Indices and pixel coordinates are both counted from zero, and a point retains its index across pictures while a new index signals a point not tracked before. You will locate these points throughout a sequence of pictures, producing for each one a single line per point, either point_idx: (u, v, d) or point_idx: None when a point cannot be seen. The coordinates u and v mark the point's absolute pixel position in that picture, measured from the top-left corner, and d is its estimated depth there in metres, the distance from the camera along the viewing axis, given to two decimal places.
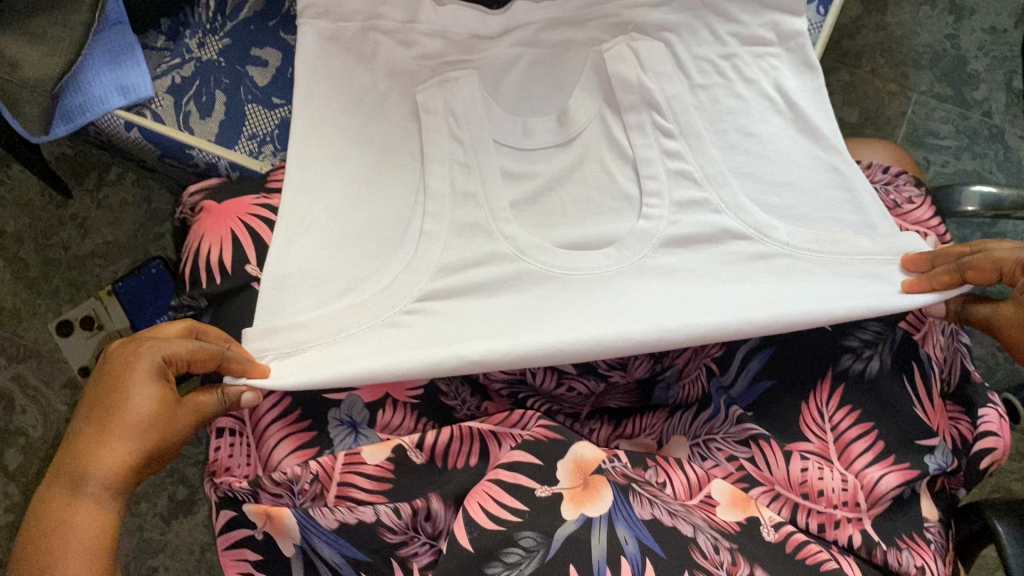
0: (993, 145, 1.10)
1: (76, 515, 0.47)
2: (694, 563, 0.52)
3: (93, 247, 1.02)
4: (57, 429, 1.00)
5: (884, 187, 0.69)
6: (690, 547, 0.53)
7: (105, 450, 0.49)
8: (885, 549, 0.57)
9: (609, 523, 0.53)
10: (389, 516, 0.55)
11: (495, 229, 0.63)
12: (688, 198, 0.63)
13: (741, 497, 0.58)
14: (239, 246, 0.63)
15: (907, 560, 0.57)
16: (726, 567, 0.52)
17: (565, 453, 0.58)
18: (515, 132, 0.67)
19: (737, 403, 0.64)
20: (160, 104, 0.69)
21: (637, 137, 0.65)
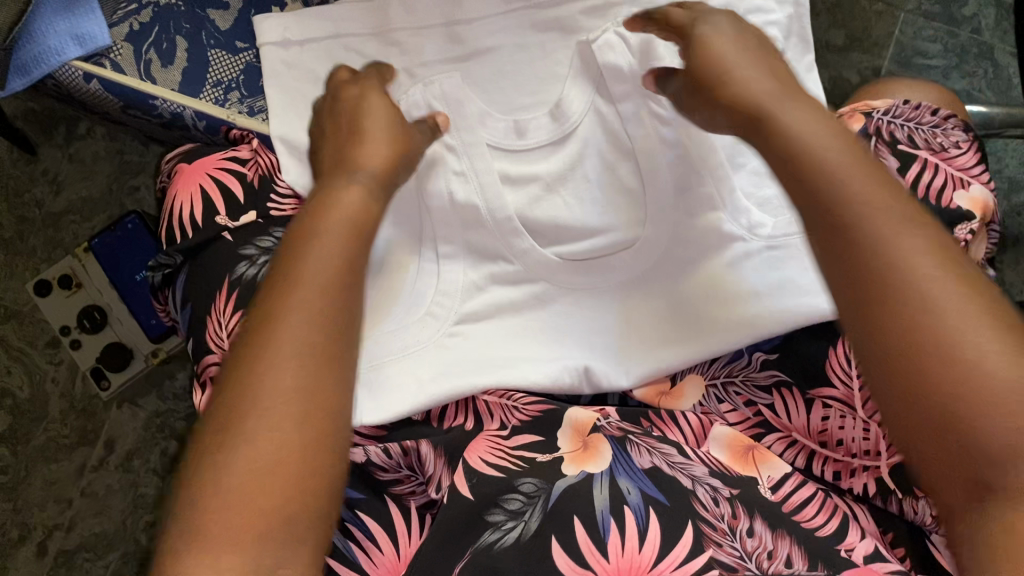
0: (982, 62, 1.11)
1: (304, 271, 0.45)
2: (697, 517, 0.48)
3: (67, 203, 1.08)
4: (41, 389, 1.06)
5: (931, 130, 0.64)
6: (690, 500, 0.49)
7: (308, 263, 0.45)
8: (900, 498, 0.54)
9: (610, 476, 0.50)
10: (379, 455, 0.56)
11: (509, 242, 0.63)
12: (689, 188, 0.61)
13: (740, 450, 0.57)
14: (209, 199, 0.62)
15: (924, 510, 0.53)
16: (726, 520, 0.49)
17: (563, 421, 0.57)
18: (505, 134, 0.65)
19: (760, 349, 0.61)
20: (119, 53, 0.66)
21: (634, 128, 0.62)
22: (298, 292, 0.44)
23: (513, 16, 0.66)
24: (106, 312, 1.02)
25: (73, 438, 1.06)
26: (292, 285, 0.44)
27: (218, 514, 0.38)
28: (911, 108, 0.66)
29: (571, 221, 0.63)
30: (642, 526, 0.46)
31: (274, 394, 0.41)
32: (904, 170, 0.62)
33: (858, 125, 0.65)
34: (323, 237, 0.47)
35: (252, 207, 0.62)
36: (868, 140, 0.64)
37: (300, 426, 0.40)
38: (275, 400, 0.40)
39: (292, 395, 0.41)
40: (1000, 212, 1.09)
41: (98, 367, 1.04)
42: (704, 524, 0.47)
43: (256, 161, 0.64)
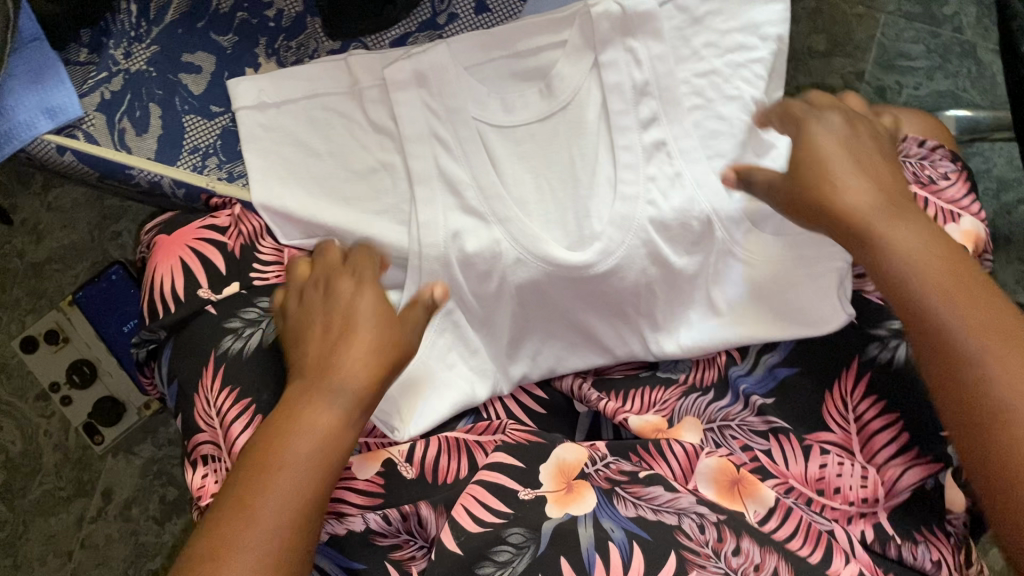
0: (966, 62, 1.10)
1: (304, 420, 0.48)
2: (680, 545, 0.49)
3: (50, 252, 1.07)
4: (33, 443, 1.05)
5: (919, 163, 0.63)
6: (676, 533, 0.50)
7: (321, 417, 0.49)
8: (899, 544, 0.55)
9: (593, 517, 0.51)
10: (379, 522, 0.54)
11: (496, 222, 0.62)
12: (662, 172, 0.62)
13: (727, 488, 0.56)
14: (191, 272, 0.60)
15: (923, 555, 0.55)
16: (711, 545, 0.50)
17: (548, 458, 0.56)
18: (494, 110, 0.64)
19: (755, 392, 0.62)
20: (91, 123, 0.64)
21: (616, 100, 0.63)
22: (299, 439, 0.48)
23: (492, 64, 0.64)
24: (95, 365, 1.01)
25: (70, 490, 1.05)
26: (275, 437, 0.48)
27: None
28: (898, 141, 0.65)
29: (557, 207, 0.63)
30: (627, 557, 0.48)
31: (298, 453, 0.47)
32: None
33: None
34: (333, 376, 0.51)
35: (236, 278, 0.60)
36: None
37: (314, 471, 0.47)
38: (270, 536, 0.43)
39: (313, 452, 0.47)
40: (989, 212, 1.08)
41: (90, 422, 1.03)
42: (687, 551, 0.49)
43: (237, 229, 0.62)
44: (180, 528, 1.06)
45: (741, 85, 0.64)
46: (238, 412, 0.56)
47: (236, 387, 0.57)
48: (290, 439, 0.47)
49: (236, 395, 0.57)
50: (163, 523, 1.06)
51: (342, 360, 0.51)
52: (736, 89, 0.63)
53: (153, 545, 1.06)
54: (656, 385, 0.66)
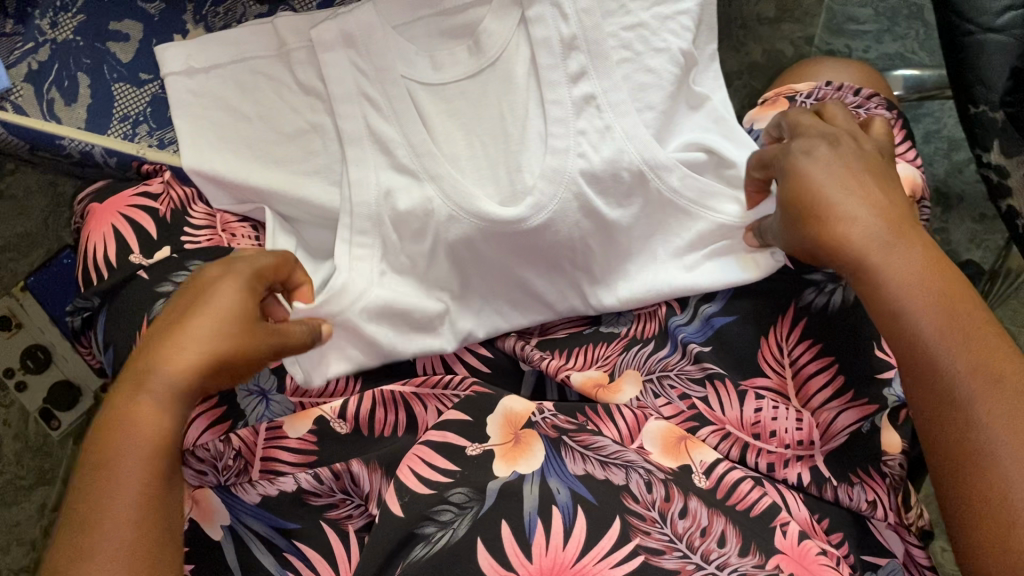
0: (914, 24, 1.11)
1: (129, 428, 0.44)
2: (625, 509, 0.49)
3: (3, 241, 1.06)
4: None
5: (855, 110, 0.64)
6: (622, 495, 0.50)
7: (143, 421, 0.44)
8: (835, 485, 0.54)
9: (541, 476, 0.51)
10: (311, 482, 0.53)
11: (424, 173, 0.62)
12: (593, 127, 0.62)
13: (673, 442, 0.56)
14: (122, 237, 0.60)
15: (859, 495, 0.54)
16: (658, 507, 0.50)
17: (495, 408, 0.57)
18: (423, 67, 0.64)
19: (692, 340, 0.61)
20: (19, 95, 0.63)
21: (544, 56, 0.62)
22: (127, 452, 0.43)
23: (421, 24, 0.65)
24: (50, 350, 1.00)
25: (31, 479, 1.05)
26: (103, 458, 0.43)
27: None
28: (834, 90, 0.66)
29: (491, 164, 0.63)
30: (568, 524, 0.48)
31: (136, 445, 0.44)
32: None
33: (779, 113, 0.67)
34: (159, 374, 0.45)
35: (167, 243, 0.60)
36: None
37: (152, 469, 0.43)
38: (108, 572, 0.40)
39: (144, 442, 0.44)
40: (942, 171, 1.09)
41: (45, 408, 1.03)
42: (633, 516, 0.49)
43: (169, 195, 0.62)
44: None
45: (669, 37, 0.64)
46: None
47: None
48: (116, 460, 0.43)
49: None
50: None
51: (173, 358, 0.45)
52: (663, 41, 0.64)
53: None
54: (599, 341, 0.65)
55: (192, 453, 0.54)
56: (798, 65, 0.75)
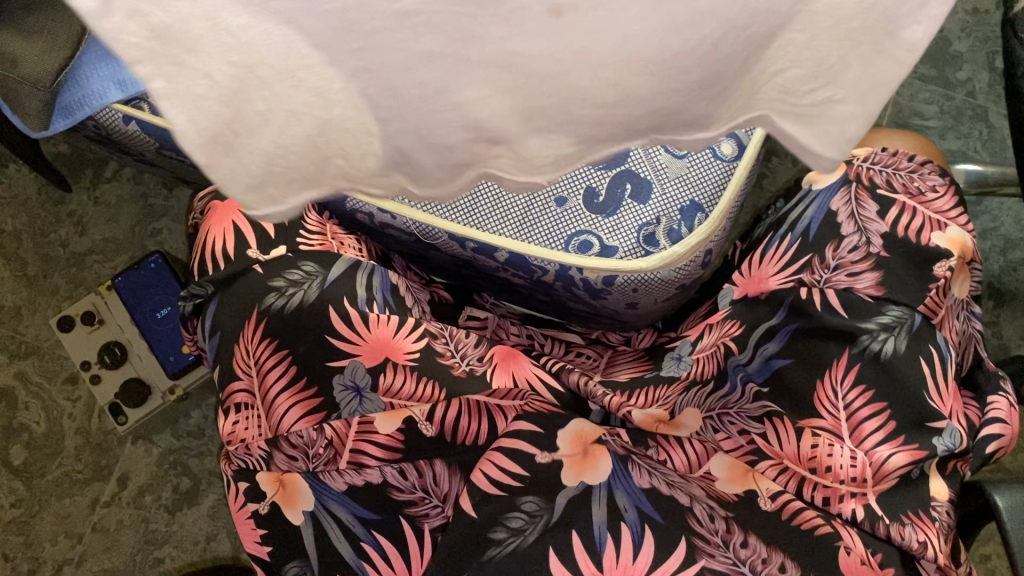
0: (977, 124, 1.16)
1: None
2: (691, 531, 0.52)
3: (91, 244, 1.12)
4: (59, 425, 1.10)
5: (908, 176, 0.68)
6: (687, 516, 0.53)
7: None
8: (888, 523, 0.57)
9: (608, 489, 0.54)
10: (396, 477, 0.57)
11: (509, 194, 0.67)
12: None
13: (741, 471, 0.60)
14: (243, 234, 0.66)
15: (910, 535, 0.56)
16: (721, 535, 0.53)
17: (566, 425, 0.58)
18: None
19: (753, 379, 0.63)
20: (157, 97, 0.70)
21: None
22: None
23: None
24: (126, 347, 1.02)
25: (87, 473, 1.09)
26: None
27: None
28: (889, 156, 0.70)
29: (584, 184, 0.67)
30: (637, 541, 0.52)
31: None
32: (882, 214, 0.65)
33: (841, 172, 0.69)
34: None
35: (282, 242, 0.66)
36: (850, 187, 0.67)
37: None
38: None
39: None
40: (996, 267, 1.11)
41: (115, 403, 1.05)
42: (698, 538, 0.52)
43: None
44: (189, 520, 1.08)
45: None
46: (279, 373, 0.61)
47: (275, 338, 0.62)
48: None
49: (274, 347, 0.61)
50: (173, 513, 1.08)
51: None
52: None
53: (163, 533, 1.08)
54: (659, 384, 0.68)
55: (286, 438, 0.59)
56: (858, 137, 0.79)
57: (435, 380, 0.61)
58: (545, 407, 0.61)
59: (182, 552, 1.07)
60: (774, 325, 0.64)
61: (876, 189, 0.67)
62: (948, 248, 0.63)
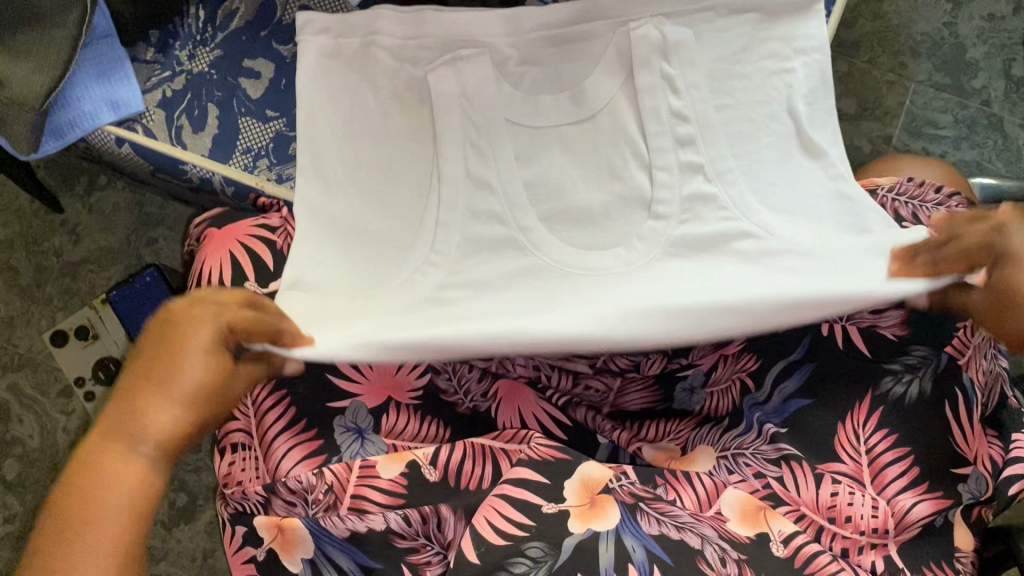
0: (992, 133, 1.13)
1: (122, 471, 0.43)
2: (702, 572, 0.49)
3: (86, 253, 1.10)
4: (53, 440, 1.07)
5: (934, 208, 0.64)
6: (697, 558, 0.50)
7: (122, 474, 0.43)
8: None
9: (616, 535, 0.51)
10: (398, 522, 0.54)
11: (512, 219, 0.64)
12: (697, 192, 0.63)
13: (751, 513, 0.57)
14: (239, 265, 0.63)
15: None
16: None
17: (572, 473, 0.56)
18: (526, 110, 0.68)
19: (771, 420, 0.63)
20: (151, 118, 0.69)
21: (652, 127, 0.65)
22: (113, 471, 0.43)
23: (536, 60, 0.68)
24: (121, 363, 1.03)
25: None
26: (95, 467, 0.43)
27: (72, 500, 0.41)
28: (916, 186, 0.67)
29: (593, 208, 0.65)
30: None
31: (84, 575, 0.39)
32: None
33: None
34: (156, 401, 0.45)
35: (280, 276, 0.64)
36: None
37: (145, 496, 0.43)
38: (116, 513, 0.41)
39: (132, 499, 0.42)
40: None
41: None
42: None
43: (285, 230, 0.66)
44: (186, 536, 1.06)
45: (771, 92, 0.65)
46: (277, 416, 0.61)
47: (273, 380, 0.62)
48: (100, 508, 0.41)
49: (272, 387, 0.61)
50: (171, 529, 1.06)
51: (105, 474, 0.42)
52: (766, 96, 0.65)
53: (161, 550, 1.06)
54: (669, 418, 0.67)
55: (285, 484, 0.57)
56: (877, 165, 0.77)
57: (439, 420, 0.64)
58: (547, 450, 0.59)
59: (179, 569, 1.05)
60: (787, 364, 0.64)
61: (901, 223, 0.63)
62: None
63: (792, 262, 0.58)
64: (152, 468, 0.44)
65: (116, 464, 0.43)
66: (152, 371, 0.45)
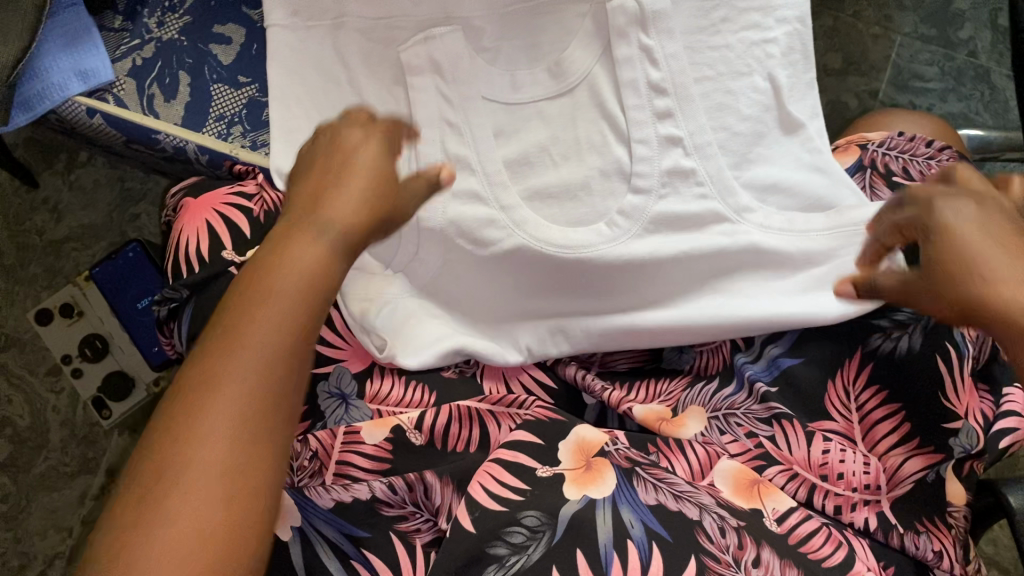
0: (980, 84, 1.12)
1: (231, 362, 0.41)
2: (701, 550, 0.48)
3: (68, 230, 1.09)
4: (43, 420, 1.06)
5: (926, 162, 0.65)
6: (695, 530, 0.50)
7: (239, 360, 0.42)
8: (902, 533, 0.56)
9: (614, 505, 0.50)
10: (385, 491, 0.55)
11: (494, 198, 0.64)
12: (677, 168, 0.62)
13: (746, 486, 0.56)
14: (216, 234, 0.63)
15: (925, 545, 0.55)
16: (732, 551, 0.49)
17: (567, 437, 0.56)
18: (502, 87, 0.66)
19: (760, 378, 0.63)
20: (122, 88, 0.68)
21: (630, 97, 0.63)
22: (241, 355, 0.42)
23: (512, 18, 0.67)
24: (108, 340, 1.04)
25: (74, 465, 1.07)
26: (207, 369, 0.41)
27: (223, 393, 0.40)
28: (906, 140, 0.66)
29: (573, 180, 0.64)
30: (645, 558, 0.47)
31: (205, 467, 0.39)
32: None
33: (853, 157, 0.66)
34: (270, 294, 0.44)
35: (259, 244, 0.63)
36: (863, 174, 0.65)
37: (259, 410, 0.41)
38: (236, 403, 0.40)
39: (252, 390, 0.41)
40: None
41: (98, 397, 1.05)
42: (708, 557, 0.48)
43: (261, 197, 0.65)
44: None
45: (752, 63, 0.64)
46: None
47: None
48: (220, 386, 0.41)
49: None
50: None
51: (249, 337, 0.42)
52: (747, 67, 0.63)
53: None
54: (661, 376, 0.67)
55: None
56: (865, 119, 0.75)
57: (425, 385, 0.65)
58: (540, 413, 0.60)
59: None
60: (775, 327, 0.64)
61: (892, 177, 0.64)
62: None
63: (753, 265, 0.63)
64: (284, 350, 0.43)
65: (233, 358, 0.42)
66: (264, 275, 0.45)
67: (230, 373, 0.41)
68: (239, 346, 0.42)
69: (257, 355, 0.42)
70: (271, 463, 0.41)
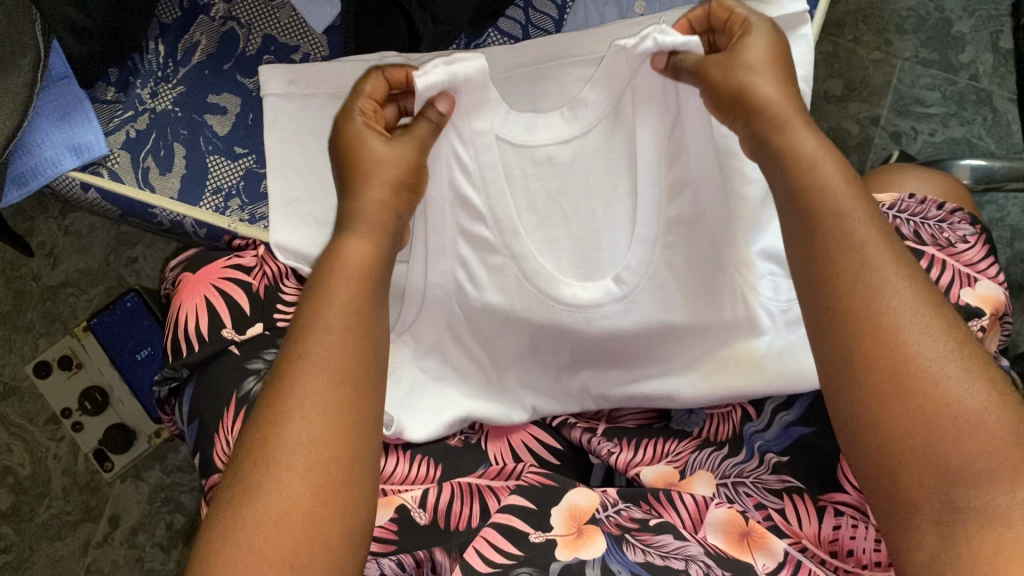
0: (982, 109, 1.11)
1: (300, 394, 0.43)
2: None
3: (64, 276, 1.07)
4: (44, 469, 1.06)
5: (937, 225, 0.63)
6: None
7: (307, 393, 0.43)
8: None
9: (602, 560, 0.49)
10: (392, 568, 0.53)
11: (507, 248, 0.61)
12: (694, 214, 0.60)
13: (735, 538, 0.54)
14: (213, 309, 0.61)
15: None
16: None
17: (560, 502, 0.55)
18: (516, 124, 0.60)
19: (772, 449, 0.61)
20: (116, 161, 0.67)
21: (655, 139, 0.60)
22: (307, 387, 0.44)
23: (512, 84, 0.67)
24: (108, 393, 1.00)
25: (77, 514, 1.06)
26: (279, 406, 0.43)
27: (300, 429, 0.43)
28: (917, 203, 0.65)
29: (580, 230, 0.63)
30: None
31: (284, 505, 0.41)
32: None
33: None
34: (326, 326, 0.46)
35: (259, 319, 0.61)
36: None
37: (343, 432, 0.43)
38: (314, 435, 0.43)
39: (324, 426, 0.43)
40: (1003, 260, 1.07)
41: (99, 449, 1.03)
42: None
43: (262, 269, 0.63)
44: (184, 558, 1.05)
45: None
46: None
47: None
48: (292, 422, 0.43)
49: None
50: (168, 551, 1.06)
51: (314, 373, 0.44)
52: None
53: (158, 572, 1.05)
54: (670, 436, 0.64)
55: None
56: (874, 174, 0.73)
57: (430, 459, 0.62)
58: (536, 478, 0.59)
59: None
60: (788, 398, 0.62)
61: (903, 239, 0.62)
62: (980, 306, 0.59)
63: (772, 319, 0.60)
64: (349, 377, 0.45)
65: (305, 391, 0.44)
66: (317, 310, 0.46)
67: (306, 406, 0.43)
68: (307, 378, 0.44)
69: (323, 384, 0.44)
70: (362, 481, 0.43)
